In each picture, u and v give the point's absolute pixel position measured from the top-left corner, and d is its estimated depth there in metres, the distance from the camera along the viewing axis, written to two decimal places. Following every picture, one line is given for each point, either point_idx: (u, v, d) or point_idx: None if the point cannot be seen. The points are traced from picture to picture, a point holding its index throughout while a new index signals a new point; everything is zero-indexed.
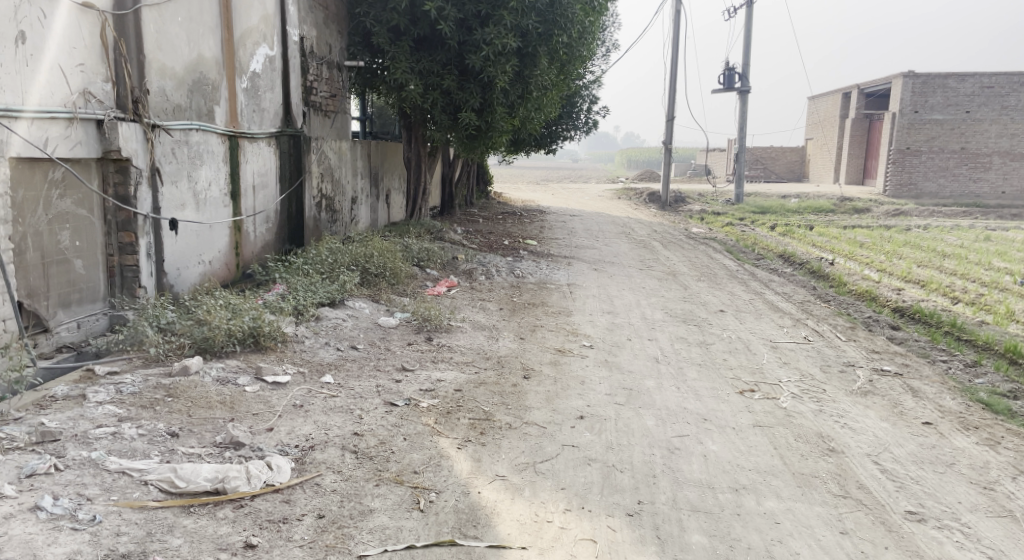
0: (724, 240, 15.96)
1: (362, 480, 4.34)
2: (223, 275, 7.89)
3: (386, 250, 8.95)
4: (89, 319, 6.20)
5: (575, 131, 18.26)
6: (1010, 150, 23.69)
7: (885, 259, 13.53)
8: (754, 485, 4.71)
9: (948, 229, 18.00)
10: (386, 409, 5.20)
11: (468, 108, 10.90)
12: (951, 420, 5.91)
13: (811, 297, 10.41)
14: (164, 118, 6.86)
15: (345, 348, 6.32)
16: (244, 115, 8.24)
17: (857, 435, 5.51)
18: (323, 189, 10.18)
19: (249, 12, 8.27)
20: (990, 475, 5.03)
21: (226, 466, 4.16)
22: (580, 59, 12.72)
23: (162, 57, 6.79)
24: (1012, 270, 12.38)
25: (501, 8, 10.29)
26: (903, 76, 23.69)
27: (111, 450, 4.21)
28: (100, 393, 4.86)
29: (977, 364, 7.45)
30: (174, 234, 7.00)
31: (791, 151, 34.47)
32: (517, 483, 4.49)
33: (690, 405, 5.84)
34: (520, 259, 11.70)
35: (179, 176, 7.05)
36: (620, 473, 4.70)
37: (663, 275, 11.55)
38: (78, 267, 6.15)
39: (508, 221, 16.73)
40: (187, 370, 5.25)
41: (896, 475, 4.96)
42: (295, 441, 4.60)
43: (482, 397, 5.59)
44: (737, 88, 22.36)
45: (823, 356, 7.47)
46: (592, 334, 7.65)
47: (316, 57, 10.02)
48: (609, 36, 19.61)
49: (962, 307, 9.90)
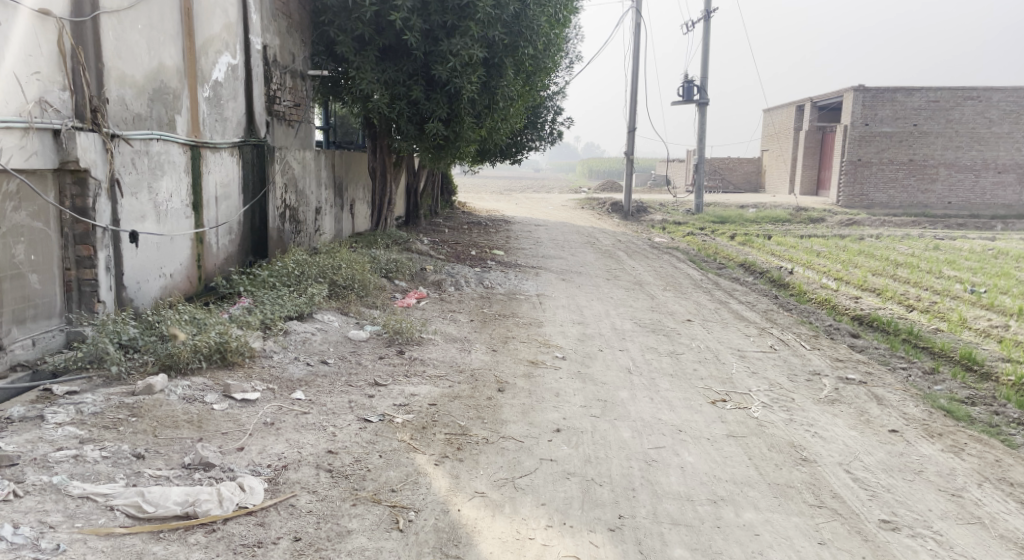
0: (686, 250, 16.11)
1: (339, 500, 4.22)
2: (186, 289, 7.68)
3: (354, 262, 8.82)
4: (46, 336, 5.97)
5: (539, 141, 18.31)
6: (956, 162, 24.36)
7: (842, 268, 13.76)
8: (732, 497, 4.69)
9: (899, 238, 18.39)
10: (359, 425, 5.08)
11: (435, 118, 10.89)
12: (916, 427, 5.98)
13: (773, 306, 10.52)
14: (123, 127, 6.67)
15: (315, 363, 6.18)
16: (206, 125, 8.06)
17: (827, 444, 5.54)
18: (287, 200, 10.00)
19: (211, 20, 8.10)
20: (957, 482, 5.09)
21: (196, 488, 4.01)
22: (544, 70, 12.75)
23: (121, 65, 6.61)
24: (962, 278, 12.70)
25: (468, 19, 10.19)
26: (855, 90, 24.22)
27: (73, 474, 4.04)
28: (60, 413, 4.66)
29: (936, 371, 7.58)
30: (134, 246, 6.79)
31: (748, 162, 35.00)
32: (497, 500, 4.41)
33: (665, 415, 5.83)
34: (488, 269, 11.64)
35: (138, 186, 6.85)
36: (599, 487, 4.65)
37: (629, 285, 11.58)
38: (33, 281, 5.92)
39: (473, 232, 16.66)
40: (151, 388, 5.07)
41: (868, 484, 4.99)
42: (268, 461, 4.46)
43: (457, 411, 5.51)
44: (697, 100, 22.63)
45: (789, 364, 7.53)
46: (563, 345, 7.61)
47: (279, 65, 9.86)
48: (571, 47, 19.69)
49: (918, 315, 10.11)
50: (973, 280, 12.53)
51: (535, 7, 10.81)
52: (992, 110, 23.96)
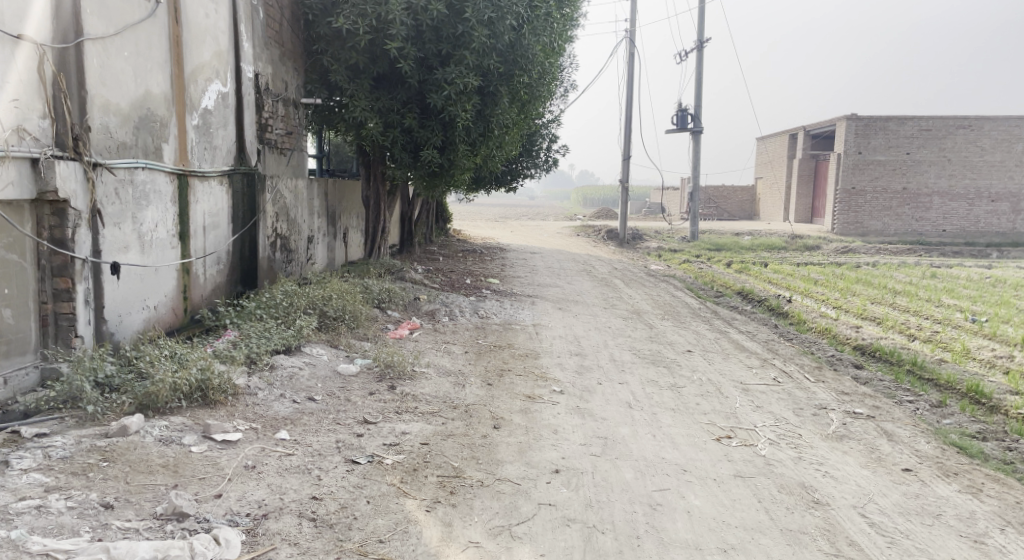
0: (683, 277, 15.92)
1: (322, 553, 3.96)
2: (170, 321, 7.40)
3: (345, 291, 8.56)
4: (19, 373, 5.68)
5: (535, 169, 18.19)
6: (951, 190, 24.29)
7: (841, 296, 13.54)
8: (742, 544, 4.42)
9: (897, 265, 18.20)
10: (347, 468, 4.80)
11: (430, 146, 10.70)
12: (930, 466, 5.71)
13: (774, 336, 10.26)
14: (107, 156, 6.44)
15: (301, 401, 5.90)
16: (194, 153, 7.84)
17: (839, 485, 5.26)
18: (278, 229, 9.77)
19: (201, 48, 7.93)
20: (978, 527, 4.82)
21: (167, 543, 3.76)
22: (541, 97, 12.62)
23: (106, 92, 6.40)
24: (962, 307, 12.49)
25: (463, 47, 10.02)
26: (848, 118, 24.29)
27: (34, 527, 3.78)
28: (26, 458, 4.39)
29: (944, 405, 7.32)
30: (116, 278, 6.53)
31: (743, 190, 35.00)
32: (492, 551, 4.15)
33: (669, 454, 5.57)
34: (483, 298, 11.40)
35: (122, 217, 6.61)
36: (601, 535, 4.38)
37: (628, 314, 11.34)
38: (6, 316, 5.65)
39: (468, 259, 16.43)
40: (125, 430, 4.81)
41: (886, 529, 4.72)
42: (246, 509, 4.19)
43: (450, 451, 5.23)
44: (691, 129, 22.58)
45: (794, 398, 7.25)
46: (561, 378, 7.34)
47: (272, 93, 9.68)
48: (565, 76, 19.62)
49: (920, 344, 9.87)
50: (974, 309, 12.33)
51: (530, 36, 10.58)
52: (985, 139, 23.96)
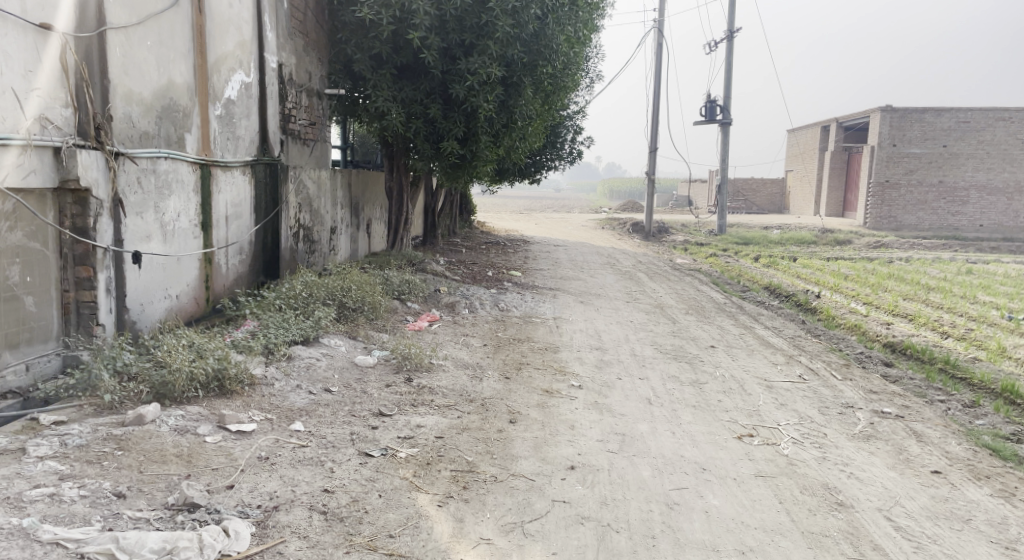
0: (708, 272, 15.73)
1: (331, 547, 3.93)
2: (192, 310, 7.43)
3: (365, 283, 8.54)
4: (40, 361, 5.74)
5: (559, 161, 18.06)
6: (987, 184, 23.74)
7: (871, 292, 13.28)
8: (762, 547, 4.32)
9: (930, 261, 17.82)
10: (360, 461, 4.77)
11: (452, 137, 10.63)
12: (961, 469, 5.55)
13: (801, 332, 10.08)
14: (129, 145, 6.45)
15: (318, 392, 5.88)
16: (216, 143, 7.85)
17: (864, 487, 5.13)
18: (301, 219, 9.78)
19: (224, 38, 7.93)
20: (1010, 533, 4.67)
21: (176, 533, 3.75)
22: (566, 88, 12.48)
23: (129, 81, 6.41)
24: (998, 304, 12.18)
25: (486, 37, 9.91)
26: (881, 110, 23.82)
27: (46, 515, 3.79)
28: (42, 446, 4.42)
29: (976, 405, 7.13)
30: (138, 267, 6.55)
31: (772, 183, 34.55)
32: (505, 548, 4.10)
33: (688, 452, 5.46)
34: (504, 291, 11.33)
35: (144, 206, 6.63)
36: (616, 534, 4.31)
37: (651, 308, 11.22)
38: (28, 305, 5.70)
39: (491, 251, 16.37)
40: (141, 419, 4.81)
41: (912, 534, 4.59)
42: (258, 501, 4.18)
43: (465, 445, 5.18)
44: (719, 121, 22.31)
45: (820, 396, 7.11)
46: (580, 372, 7.26)
47: (295, 84, 9.68)
48: (592, 67, 19.45)
49: (953, 342, 9.64)
50: (1011, 306, 12.02)
51: (555, 25, 10.46)
52: None
